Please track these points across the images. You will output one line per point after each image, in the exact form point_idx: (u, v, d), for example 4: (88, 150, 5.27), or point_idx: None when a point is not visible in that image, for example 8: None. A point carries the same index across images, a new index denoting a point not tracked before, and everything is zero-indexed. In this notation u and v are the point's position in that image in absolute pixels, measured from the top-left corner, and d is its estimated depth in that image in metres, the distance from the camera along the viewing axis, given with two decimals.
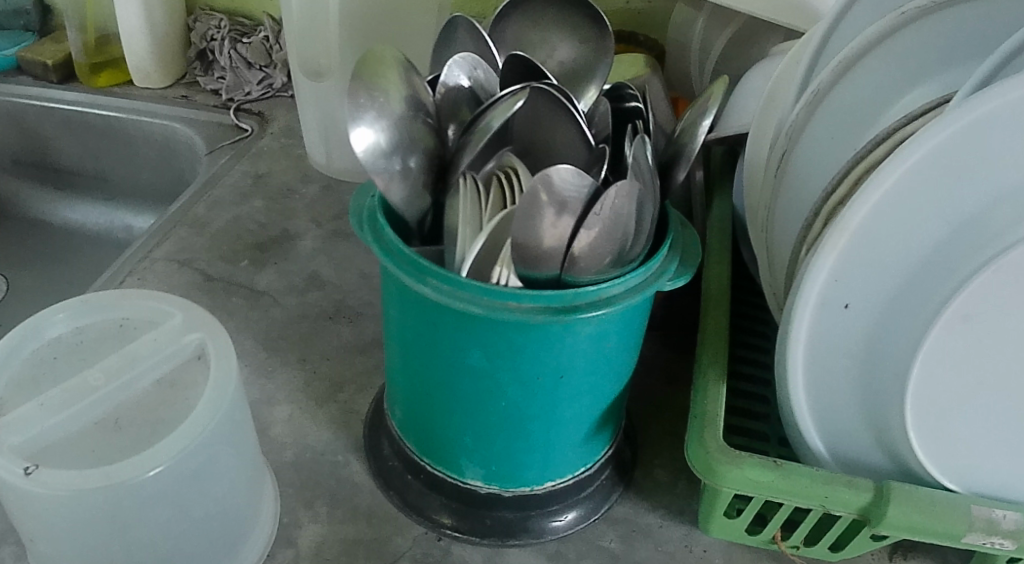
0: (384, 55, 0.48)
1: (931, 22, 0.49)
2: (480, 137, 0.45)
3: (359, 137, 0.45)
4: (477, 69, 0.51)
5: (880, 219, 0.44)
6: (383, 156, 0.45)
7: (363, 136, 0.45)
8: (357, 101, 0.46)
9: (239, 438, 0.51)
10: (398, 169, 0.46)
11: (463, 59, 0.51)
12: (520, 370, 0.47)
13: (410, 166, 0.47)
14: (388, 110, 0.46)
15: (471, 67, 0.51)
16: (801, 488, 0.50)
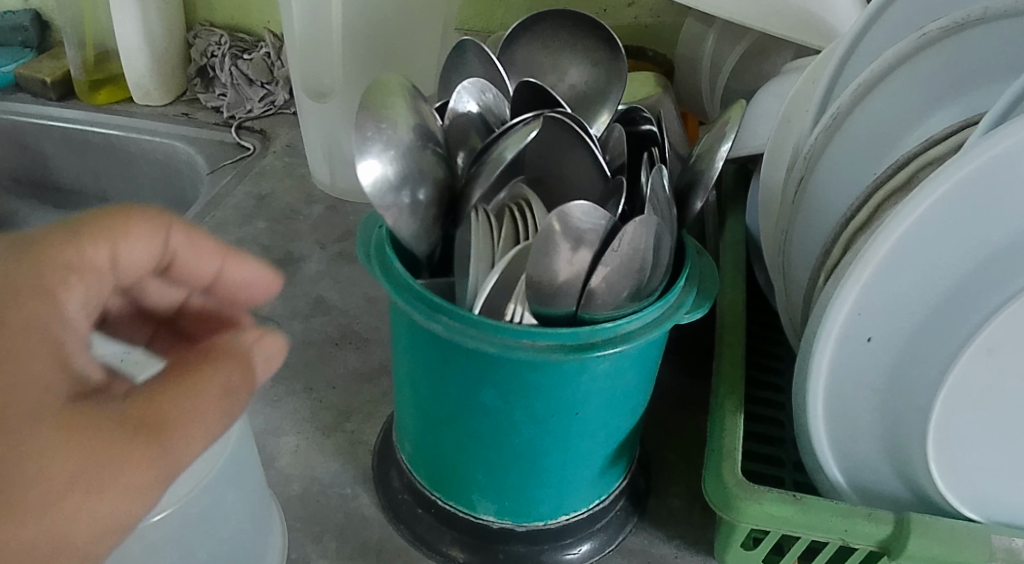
0: (390, 85, 0.47)
1: (953, 44, 0.47)
2: (493, 168, 0.44)
3: (366, 168, 0.43)
4: (486, 94, 0.50)
5: (905, 252, 0.43)
6: (391, 190, 0.44)
7: (371, 168, 0.44)
8: (365, 133, 0.44)
9: (246, 476, 0.50)
10: (407, 203, 0.45)
11: (472, 84, 0.49)
12: (534, 407, 0.46)
13: (418, 199, 0.45)
14: (397, 140, 0.45)
15: (481, 92, 0.50)
16: (821, 522, 0.49)
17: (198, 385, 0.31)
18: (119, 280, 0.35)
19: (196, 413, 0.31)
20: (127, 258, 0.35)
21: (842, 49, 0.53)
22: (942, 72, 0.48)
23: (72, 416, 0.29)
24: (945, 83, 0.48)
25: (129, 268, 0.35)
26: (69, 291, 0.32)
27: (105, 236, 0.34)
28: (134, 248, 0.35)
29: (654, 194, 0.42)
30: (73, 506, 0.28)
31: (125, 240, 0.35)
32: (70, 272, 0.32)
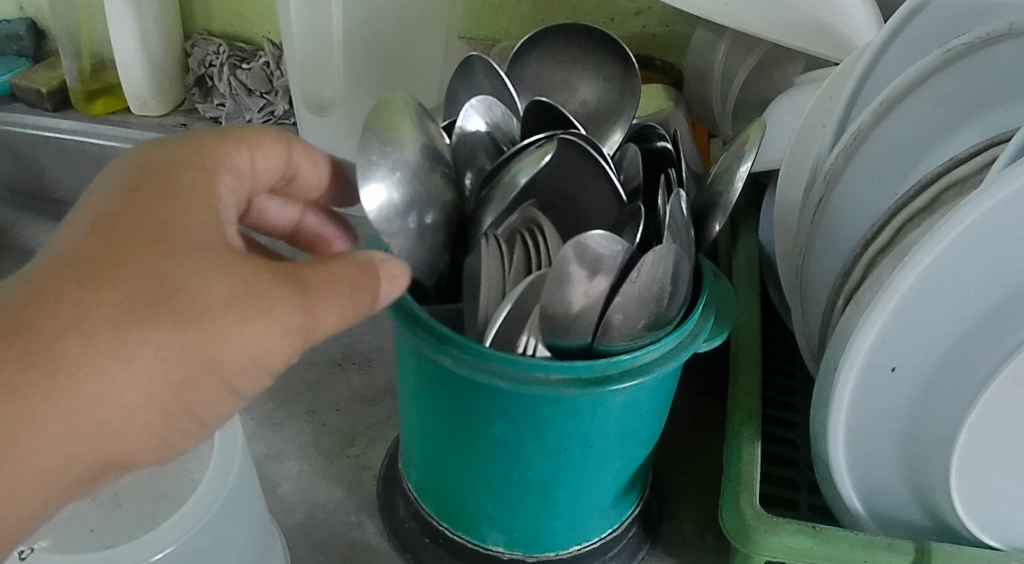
0: (395, 103, 0.45)
1: (979, 59, 0.46)
2: (506, 195, 0.41)
3: (371, 192, 0.41)
4: (493, 111, 0.48)
5: (933, 280, 0.41)
6: (397, 216, 0.42)
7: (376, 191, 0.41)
8: (370, 153, 0.42)
9: (250, 510, 0.49)
10: (413, 229, 0.43)
11: (480, 101, 0.48)
12: (547, 440, 0.44)
13: (425, 224, 0.44)
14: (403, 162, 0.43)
15: (489, 109, 0.48)
16: (841, 555, 0.47)
17: (324, 287, 0.35)
18: (259, 179, 0.41)
19: (327, 309, 0.35)
20: (264, 157, 0.41)
21: (864, 64, 0.51)
22: (968, 88, 0.46)
23: (234, 256, 0.34)
24: (971, 100, 0.47)
25: (266, 171, 0.42)
26: (226, 183, 0.38)
27: (264, 145, 0.41)
28: (267, 157, 0.41)
29: (673, 220, 0.41)
30: (219, 338, 0.33)
31: (261, 150, 0.41)
32: (223, 172, 0.39)
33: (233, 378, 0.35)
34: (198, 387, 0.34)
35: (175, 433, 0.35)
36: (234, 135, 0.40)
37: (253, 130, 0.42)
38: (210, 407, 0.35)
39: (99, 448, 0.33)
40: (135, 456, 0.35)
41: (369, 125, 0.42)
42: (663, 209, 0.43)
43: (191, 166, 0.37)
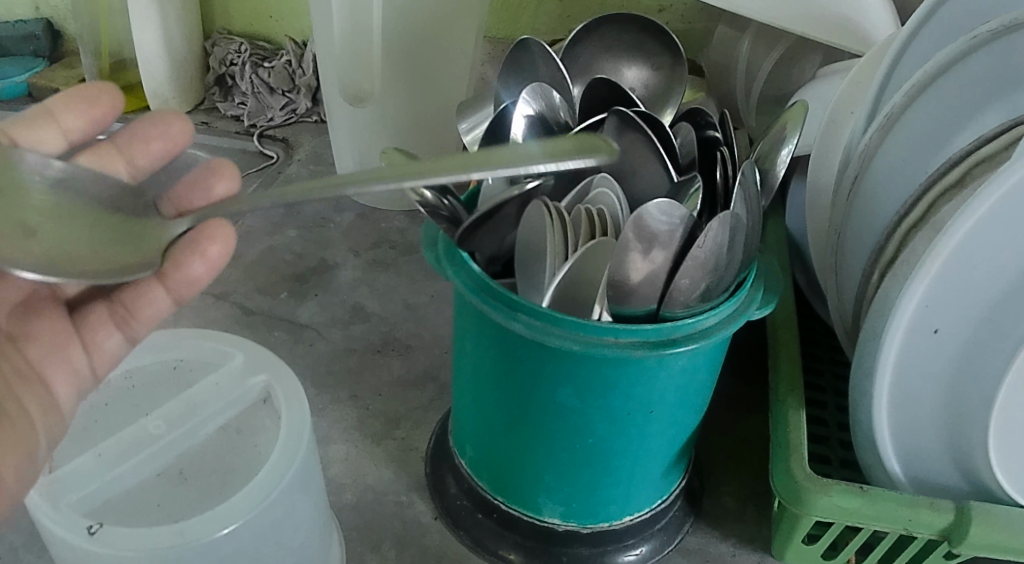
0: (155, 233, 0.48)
1: (1003, 45, 0.49)
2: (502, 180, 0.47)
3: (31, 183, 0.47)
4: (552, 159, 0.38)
5: (974, 242, 0.45)
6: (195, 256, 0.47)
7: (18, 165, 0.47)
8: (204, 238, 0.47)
9: (312, 485, 0.49)
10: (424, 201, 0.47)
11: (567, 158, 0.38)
12: (612, 406, 0.47)
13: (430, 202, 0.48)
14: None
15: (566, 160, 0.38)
16: (887, 513, 0.50)
17: (136, 161, 0.54)
18: (182, 147, 0.56)
19: (86, 123, 0.54)
20: (185, 273, 0.47)
21: (891, 54, 0.56)
22: (988, 75, 0.50)
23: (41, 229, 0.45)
24: (994, 85, 0.50)
25: (226, 197, 0.51)
26: (154, 282, 0.47)
27: (90, 90, 0.54)
28: (148, 154, 0.55)
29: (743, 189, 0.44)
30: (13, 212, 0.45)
31: (217, 181, 0.51)
32: (54, 100, 0.53)
33: (34, 399, 0.44)
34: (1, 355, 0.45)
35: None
36: (180, 186, 0.51)
37: (158, 116, 0.55)
38: (35, 403, 0.44)
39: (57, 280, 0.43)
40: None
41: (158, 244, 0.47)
42: (729, 184, 0.47)
43: (147, 227, 0.49)
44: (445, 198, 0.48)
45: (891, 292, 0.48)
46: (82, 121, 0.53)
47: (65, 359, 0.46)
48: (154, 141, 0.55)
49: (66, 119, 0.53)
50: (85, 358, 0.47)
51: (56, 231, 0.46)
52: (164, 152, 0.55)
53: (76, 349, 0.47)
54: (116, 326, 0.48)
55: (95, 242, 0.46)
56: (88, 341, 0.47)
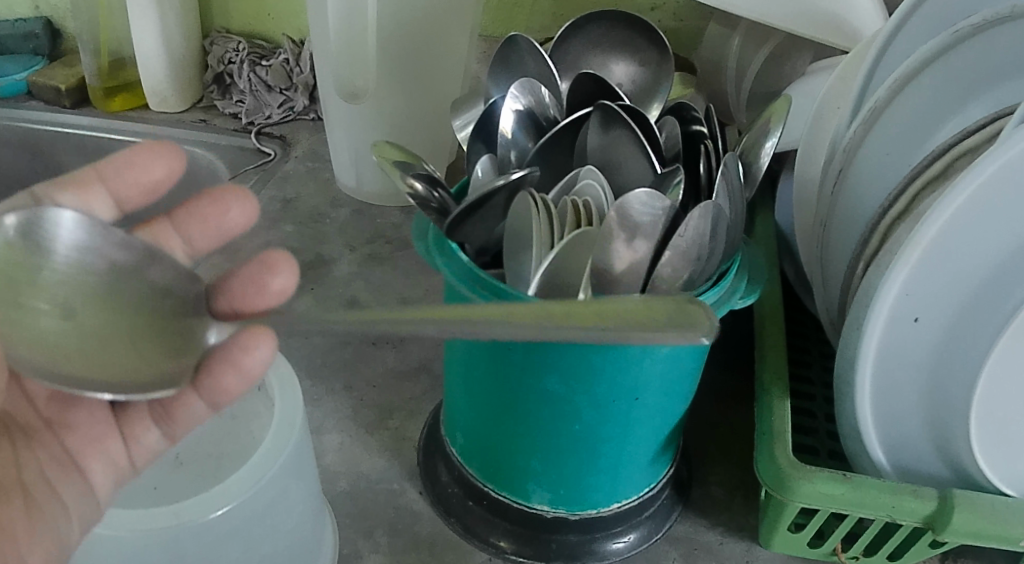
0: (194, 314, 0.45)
1: (985, 39, 0.50)
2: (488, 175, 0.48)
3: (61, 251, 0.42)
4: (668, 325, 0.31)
5: (953, 233, 0.46)
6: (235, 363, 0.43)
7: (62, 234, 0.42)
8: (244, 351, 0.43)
9: (306, 471, 0.51)
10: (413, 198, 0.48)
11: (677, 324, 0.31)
12: (599, 393, 0.48)
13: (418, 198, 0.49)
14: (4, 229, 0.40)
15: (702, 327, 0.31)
16: (870, 499, 0.51)
17: (193, 244, 0.51)
18: (244, 229, 0.52)
19: (143, 198, 0.49)
20: (225, 389, 0.43)
21: (874, 51, 0.56)
22: (970, 69, 0.51)
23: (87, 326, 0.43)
24: (976, 80, 0.51)
25: (282, 293, 0.46)
26: (188, 392, 0.44)
27: (154, 151, 0.49)
28: (203, 234, 0.51)
29: (725, 181, 0.46)
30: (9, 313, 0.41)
31: (274, 274, 0.46)
32: (107, 164, 0.48)
33: (68, 487, 0.42)
34: (37, 440, 0.43)
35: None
36: (232, 279, 0.46)
37: (219, 193, 0.51)
38: (70, 492, 0.42)
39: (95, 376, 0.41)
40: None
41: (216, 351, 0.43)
42: (713, 176, 0.48)
43: (194, 328, 0.45)
44: (435, 191, 0.50)
45: (874, 282, 0.49)
46: (138, 194, 0.49)
47: (102, 450, 0.45)
48: (209, 225, 0.51)
49: (121, 190, 0.49)
50: (123, 448, 0.45)
51: (90, 325, 0.43)
52: (224, 229, 0.51)
53: (115, 440, 0.45)
54: (154, 421, 0.46)
55: (125, 350, 0.43)
56: (127, 434, 0.45)
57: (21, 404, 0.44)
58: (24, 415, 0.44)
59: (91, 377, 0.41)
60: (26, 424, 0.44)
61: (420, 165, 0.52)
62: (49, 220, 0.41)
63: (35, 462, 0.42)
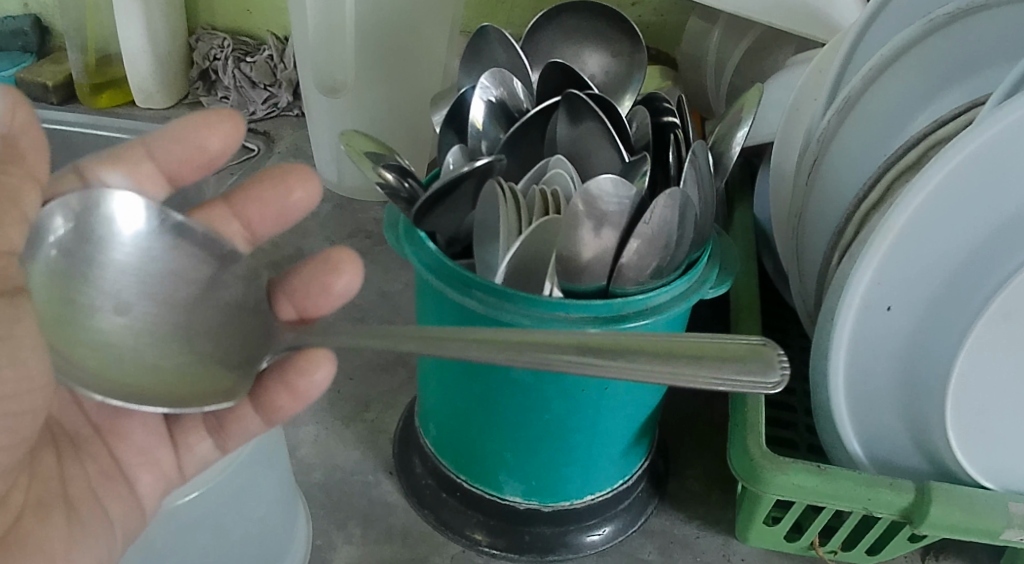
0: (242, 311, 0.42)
1: (959, 27, 0.50)
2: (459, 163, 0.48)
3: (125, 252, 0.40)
4: (748, 367, 0.35)
5: (925, 219, 0.46)
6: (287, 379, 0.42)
7: (124, 233, 0.40)
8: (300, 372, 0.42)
9: (278, 462, 0.51)
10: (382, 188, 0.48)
11: (756, 365, 0.35)
12: (567, 382, 0.48)
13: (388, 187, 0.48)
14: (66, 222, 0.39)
15: (775, 369, 0.35)
16: (846, 491, 0.50)
17: (253, 228, 0.47)
18: (308, 212, 0.48)
19: (200, 172, 0.45)
20: (278, 407, 0.43)
21: (848, 43, 0.56)
22: (943, 59, 0.51)
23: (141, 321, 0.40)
24: (950, 69, 0.51)
25: (345, 295, 0.45)
26: (245, 406, 0.43)
27: (207, 124, 0.44)
28: (262, 217, 0.47)
29: (691, 169, 0.46)
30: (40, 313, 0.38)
31: (339, 275, 0.45)
32: (157, 138, 0.44)
33: (116, 500, 0.41)
34: (86, 451, 0.42)
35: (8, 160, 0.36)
36: (296, 279, 0.45)
37: (280, 173, 0.47)
38: (117, 505, 0.41)
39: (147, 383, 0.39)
40: (10, 138, 0.36)
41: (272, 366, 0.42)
42: (681, 164, 0.48)
43: (253, 339, 0.43)
44: (406, 181, 0.49)
45: (847, 270, 0.49)
46: (195, 168, 0.45)
47: (153, 460, 0.43)
48: (270, 207, 0.47)
49: (173, 167, 0.45)
50: (175, 460, 0.44)
51: (146, 320, 0.40)
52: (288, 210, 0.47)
53: (167, 449, 0.44)
54: (209, 431, 0.44)
55: (184, 357, 0.41)
56: (178, 442, 0.44)
57: (73, 410, 0.42)
58: (76, 424, 0.42)
59: (152, 387, 0.39)
60: (79, 435, 0.42)
61: (392, 156, 0.52)
62: (105, 210, 0.40)
63: (85, 476, 0.41)
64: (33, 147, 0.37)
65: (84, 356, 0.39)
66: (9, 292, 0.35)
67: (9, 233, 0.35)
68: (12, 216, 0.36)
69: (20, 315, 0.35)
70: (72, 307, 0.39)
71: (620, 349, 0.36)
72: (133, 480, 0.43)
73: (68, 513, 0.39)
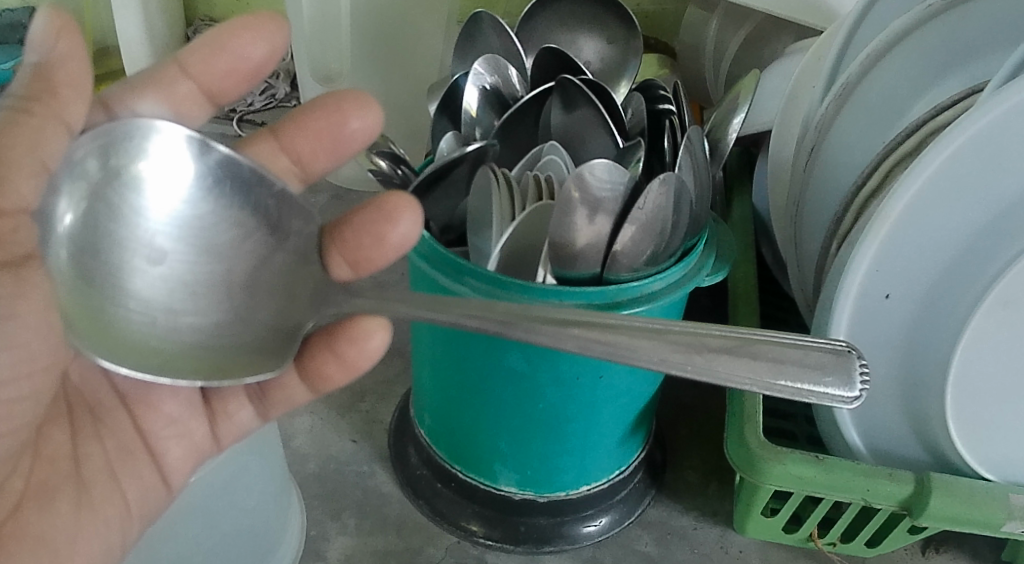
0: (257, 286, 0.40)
1: (958, 13, 0.50)
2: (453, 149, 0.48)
3: (154, 202, 0.37)
4: (827, 377, 0.35)
5: (924, 206, 0.45)
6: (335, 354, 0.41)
7: (153, 182, 0.36)
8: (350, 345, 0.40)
9: (272, 456, 0.52)
10: (374, 174, 0.48)
11: (834, 377, 0.35)
12: (561, 370, 0.47)
13: (381, 173, 0.49)
14: (87, 178, 0.35)
15: (855, 382, 0.35)
16: (844, 482, 0.49)
17: (304, 162, 0.45)
18: (367, 141, 0.44)
19: (244, 85, 0.42)
20: (327, 377, 0.42)
21: (846, 29, 0.56)
22: (943, 44, 0.50)
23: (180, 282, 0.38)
24: (950, 53, 0.50)
25: (401, 245, 0.42)
26: (291, 375, 0.43)
27: (245, 31, 0.41)
28: (312, 151, 0.44)
29: (686, 155, 0.45)
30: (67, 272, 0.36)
31: (395, 223, 0.41)
32: (192, 53, 0.41)
33: (133, 481, 0.41)
34: (98, 429, 0.40)
35: (38, 96, 0.33)
36: (347, 228, 0.41)
37: (332, 99, 0.43)
38: (134, 486, 0.41)
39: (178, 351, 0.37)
40: (45, 69, 0.33)
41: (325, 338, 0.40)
42: (677, 149, 0.47)
43: (298, 300, 0.41)
44: (399, 168, 0.49)
45: (845, 258, 0.49)
46: (237, 81, 0.42)
47: (170, 437, 0.42)
48: (322, 137, 0.44)
49: (213, 82, 0.42)
50: (209, 429, 0.43)
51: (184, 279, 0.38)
52: (337, 141, 0.44)
53: (201, 420, 0.43)
54: (250, 398, 0.44)
55: (221, 319, 0.38)
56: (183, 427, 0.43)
57: (96, 379, 0.40)
58: (95, 392, 0.40)
59: (183, 358, 0.37)
60: (99, 402, 0.40)
61: (386, 141, 0.51)
62: (134, 156, 0.36)
63: (103, 454, 0.40)
64: (70, 81, 0.33)
65: (110, 322, 0.36)
66: (17, 261, 0.34)
67: (18, 187, 0.33)
68: (22, 168, 0.33)
69: (27, 290, 0.34)
70: (94, 266, 0.36)
71: (698, 345, 0.36)
72: (160, 452, 0.42)
73: (77, 494, 0.38)
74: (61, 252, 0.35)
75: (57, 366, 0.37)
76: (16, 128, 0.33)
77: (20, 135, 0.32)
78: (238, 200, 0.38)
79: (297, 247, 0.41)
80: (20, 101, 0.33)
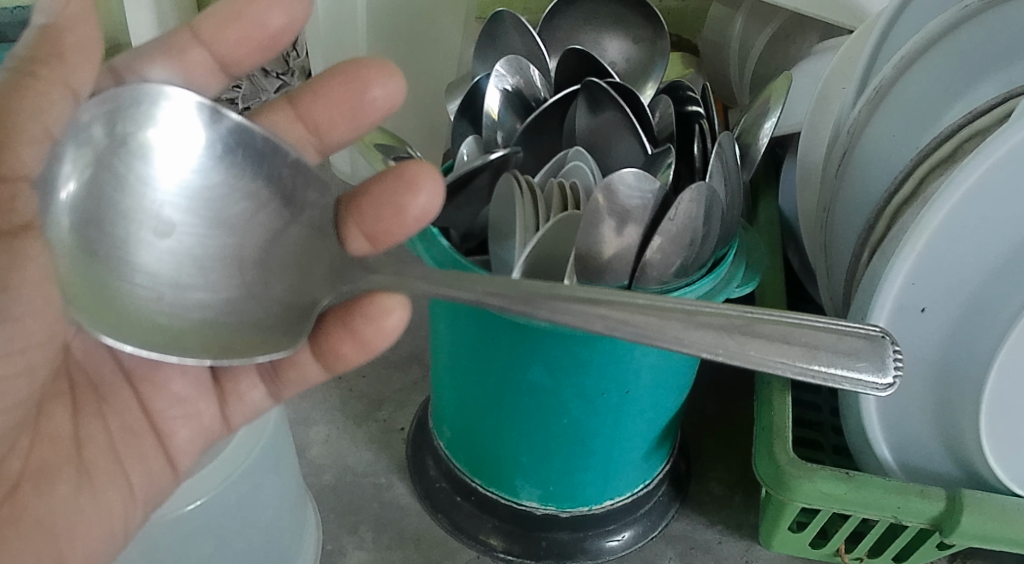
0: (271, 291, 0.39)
1: (995, 13, 0.48)
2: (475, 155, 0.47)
3: (161, 171, 0.37)
4: (861, 362, 0.34)
5: (963, 214, 0.44)
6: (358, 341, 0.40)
7: (160, 150, 0.36)
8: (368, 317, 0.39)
9: (285, 468, 0.51)
10: None
11: (867, 362, 0.34)
12: (585, 386, 0.46)
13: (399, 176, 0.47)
14: (92, 145, 0.34)
15: (888, 368, 0.34)
16: (873, 499, 0.48)
17: (321, 130, 0.44)
18: (387, 111, 0.43)
19: (259, 53, 0.42)
20: (342, 354, 0.40)
21: (878, 30, 0.55)
22: (980, 48, 0.49)
23: (187, 260, 0.37)
24: (987, 56, 0.49)
25: (422, 218, 0.40)
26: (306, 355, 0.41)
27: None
28: (331, 122, 0.43)
29: (718, 164, 0.44)
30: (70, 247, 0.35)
31: (415, 194, 0.39)
32: (207, 21, 0.40)
33: (140, 469, 0.40)
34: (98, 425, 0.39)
35: (45, 59, 0.32)
36: (367, 201, 0.40)
37: (352, 70, 0.41)
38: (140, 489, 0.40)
39: (186, 328, 0.36)
40: (57, 29, 0.32)
41: (345, 312, 0.39)
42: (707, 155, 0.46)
43: (315, 274, 0.40)
44: None
45: (879, 270, 0.47)
46: (253, 50, 0.41)
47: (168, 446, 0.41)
48: (340, 108, 0.43)
49: (225, 52, 0.41)
50: (218, 410, 0.42)
51: (191, 254, 0.37)
52: (354, 113, 0.43)
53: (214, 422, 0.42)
54: (265, 387, 0.43)
55: (233, 297, 0.38)
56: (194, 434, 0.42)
57: (100, 354, 0.39)
58: (100, 370, 0.39)
59: (191, 335, 0.36)
60: (104, 382, 0.39)
61: (404, 146, 0.50)
62: (143, 124, 0.35)
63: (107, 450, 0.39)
64: (79, 45, 0.33)
65: (114, 296, 0.35)
66: (13, 230, 0.33)
67: (20, 154, 0.32)
68: (24, 134, 0.32)
69: (22, 261, 0.33)
70: (98, 238, 0.35)
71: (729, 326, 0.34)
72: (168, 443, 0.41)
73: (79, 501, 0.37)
74: (62, 219, 0.34)
75: (57, 339, 0.36)
76: (23, 89, 0.32)
77: (23, 98, 0.32)
78: (250, 168, 0.38)
79: (311, 220, 0.40)
80: (25, 63, 0.32)
